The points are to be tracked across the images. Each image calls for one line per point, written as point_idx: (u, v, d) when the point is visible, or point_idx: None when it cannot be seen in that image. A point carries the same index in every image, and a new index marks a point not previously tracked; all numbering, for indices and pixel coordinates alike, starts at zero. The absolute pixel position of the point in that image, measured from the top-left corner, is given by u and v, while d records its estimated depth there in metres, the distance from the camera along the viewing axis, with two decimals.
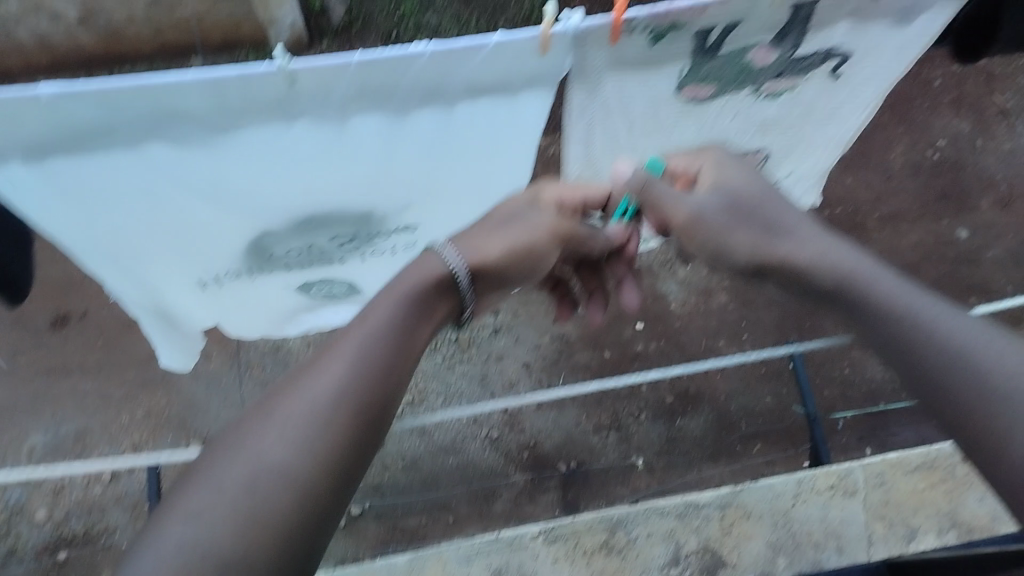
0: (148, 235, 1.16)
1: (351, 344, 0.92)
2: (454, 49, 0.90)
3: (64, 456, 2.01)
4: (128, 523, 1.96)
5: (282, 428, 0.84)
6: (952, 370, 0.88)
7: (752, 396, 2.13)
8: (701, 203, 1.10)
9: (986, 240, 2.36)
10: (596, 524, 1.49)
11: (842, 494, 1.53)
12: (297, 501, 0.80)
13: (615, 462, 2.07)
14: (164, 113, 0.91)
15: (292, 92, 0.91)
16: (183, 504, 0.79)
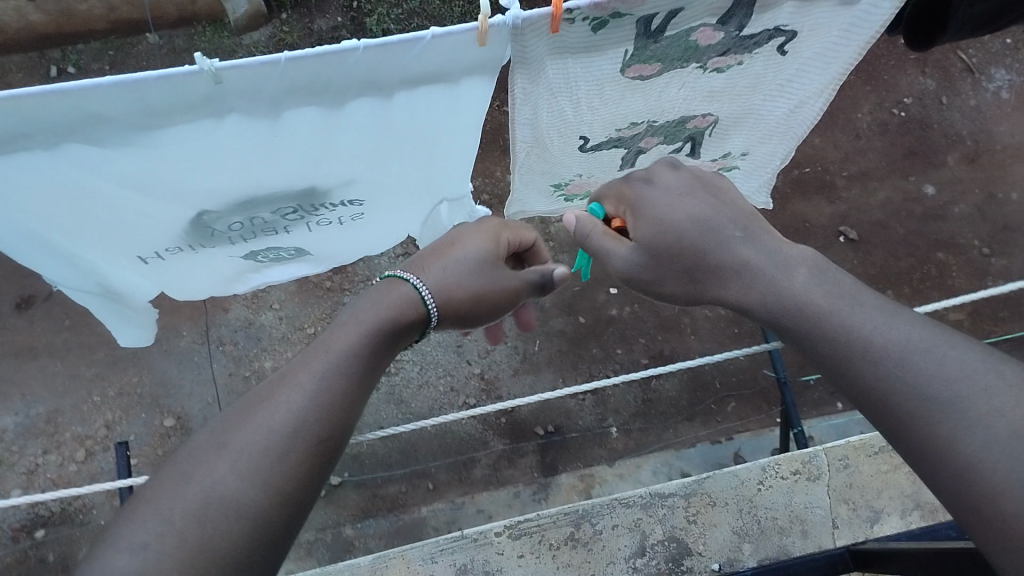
0: (83, 228, 1.11)
1: (308, 366, 0.87)
2: (389, 42, 0.89)
3: (36, 437, 1.99)
4: (104, 502, 1.97)
5: (236, 456, 0.78)
6: (878, 375, 0.78)
7: (724, 355, 2.17)
8: (629, 254, 1.02)
9: (952, 196, 2.38)
10: (562, 518, 1.42)
11: (806, 479, 1.47)
12: (248, 533, 0.75)
13: (592, 426, 2.09)
14: (86, 118, 0.88)
15: (219, 91, 0.90)
16: (121, 539, 0.72)
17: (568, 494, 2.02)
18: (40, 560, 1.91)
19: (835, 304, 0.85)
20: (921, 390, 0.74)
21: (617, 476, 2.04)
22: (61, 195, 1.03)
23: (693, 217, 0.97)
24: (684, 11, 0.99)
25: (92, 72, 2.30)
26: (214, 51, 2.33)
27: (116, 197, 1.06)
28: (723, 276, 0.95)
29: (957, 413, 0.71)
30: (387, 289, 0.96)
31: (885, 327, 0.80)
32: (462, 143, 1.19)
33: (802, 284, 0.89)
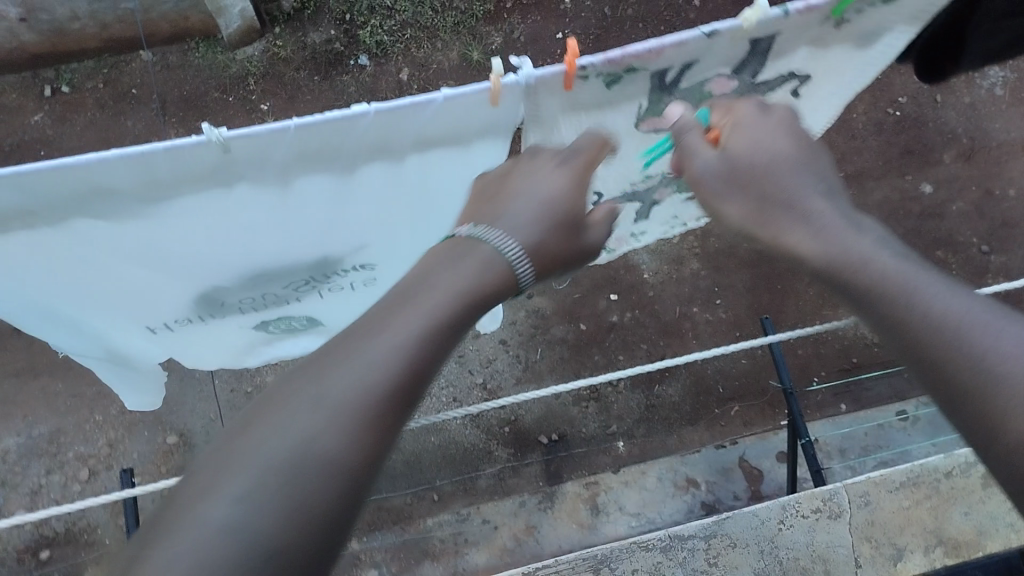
0: (97, 298, 1.15)
1: (408, 317, 0.71)
2: (399, 107, 0.92)
3: (40, 457, 1.99)
4: (109, 521, 1.95)
5: (328, 413, 0.64)
6: (935, 342, 0.69)
7: (726, 359, 2.16)
8: (708, 161, 0.88)
9: (949, 194, 2.39)
10: (580, 564, 1.42)
11: (828, 517, 1.45)
12: (344, 502, 0.62)
13: (596, 434, 2.08)
14: (97, 190, 0.92)
15: (224, 161, 0.93)
16: (214, 487, 0.60)
17: (572, 502, 2.00)
18: None
19: (905, 267, 0.74)
20: (980, 364, 0.65)
21: (622, 484, 2.04)
22: (76, 267, 1.06)
23: (783, 155, 0.85)
24: (698, 64, 1.04)
25: (87, 91, 2.31)
26: (208, 67, 2.34)
27: (130, 268, 1.10)
28: (788, 220, 0.82)
29: (1011, 389, 0.63)
30: (468, 249, 0.78)
31: (952, 296, 0.71)
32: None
33: (870, 244, 0.77)
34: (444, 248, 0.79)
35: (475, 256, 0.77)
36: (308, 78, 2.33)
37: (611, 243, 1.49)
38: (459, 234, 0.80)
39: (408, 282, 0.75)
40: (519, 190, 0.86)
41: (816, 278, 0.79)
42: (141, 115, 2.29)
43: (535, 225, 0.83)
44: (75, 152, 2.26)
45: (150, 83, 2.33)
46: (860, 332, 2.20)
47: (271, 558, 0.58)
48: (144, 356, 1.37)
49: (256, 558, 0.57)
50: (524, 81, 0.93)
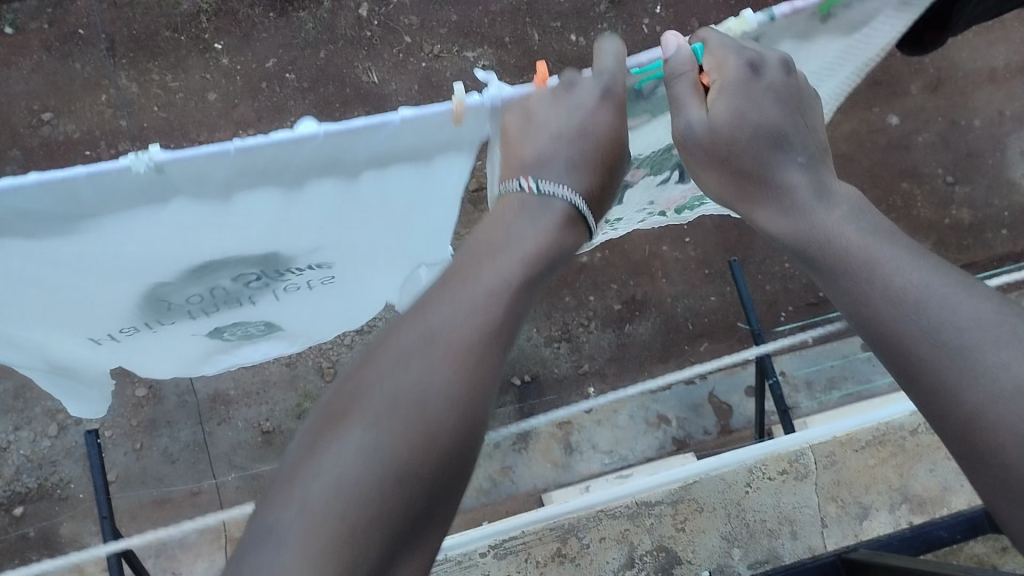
0: (27, 311, 1.09)
1: (495, 271, 0.84)
2: (351, 128, 0.88)
3: (4, 415, 1.94)
4: (82, 475, 1.95)
5: (436, 352, 0.75)
6: (893, 313, 0.73)
7: (696, 297, 2.17)
8: (692, 121, 0.90)
9: (916, 125, 2.39)
10: (547, 535, 1.43)
11: (794, 478, 1.49)
12: (460, 424, 0.71)
13: (569, 372, 2.10)
14: (14, 214, 0.85)
15: (162, 180, 0.87)
16: (351, 416, 0.70)
17: (546, 441, 2.03)
18: (20, 536, 1.91)
19: (878, 243, 0.80)
20: (938, 340, 0.69)
21: (594, 422, 2.06)
22: (1, 284, 0.99)
23: (766, 127, 0.88)
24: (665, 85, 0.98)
25: (31, 32, 2.20)
26: (156, 5, 2.23)
27: (62, 283, 1.03)
28: (766, 191, 0.90)
29: (963, 363, 0.67)
30: (544, 206, 0.90)
31: (921, 266, 0.75)
32: (438, 213, 1.17)
33: (837, 217, 0.84)
34: (513, 203, 0.91)
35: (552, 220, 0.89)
36: (264, 15, 2.25)
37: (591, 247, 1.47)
38: (529, 190, 0.90)
39: (489, 235, 0.88)
40: (571, 124, 0.90)
41: (790, 251, 0.88)
42: (90, 57, 2.20)
43: (592, 174, 0.93)
44: (23, 97, 2.16)
45: (95, 22, 2.22)
46: None
47: (403, 477, 0.66)
48: (89, 360, 1.31)
49: (391, 476, 0.66)
50: (489, 102, 0.89)
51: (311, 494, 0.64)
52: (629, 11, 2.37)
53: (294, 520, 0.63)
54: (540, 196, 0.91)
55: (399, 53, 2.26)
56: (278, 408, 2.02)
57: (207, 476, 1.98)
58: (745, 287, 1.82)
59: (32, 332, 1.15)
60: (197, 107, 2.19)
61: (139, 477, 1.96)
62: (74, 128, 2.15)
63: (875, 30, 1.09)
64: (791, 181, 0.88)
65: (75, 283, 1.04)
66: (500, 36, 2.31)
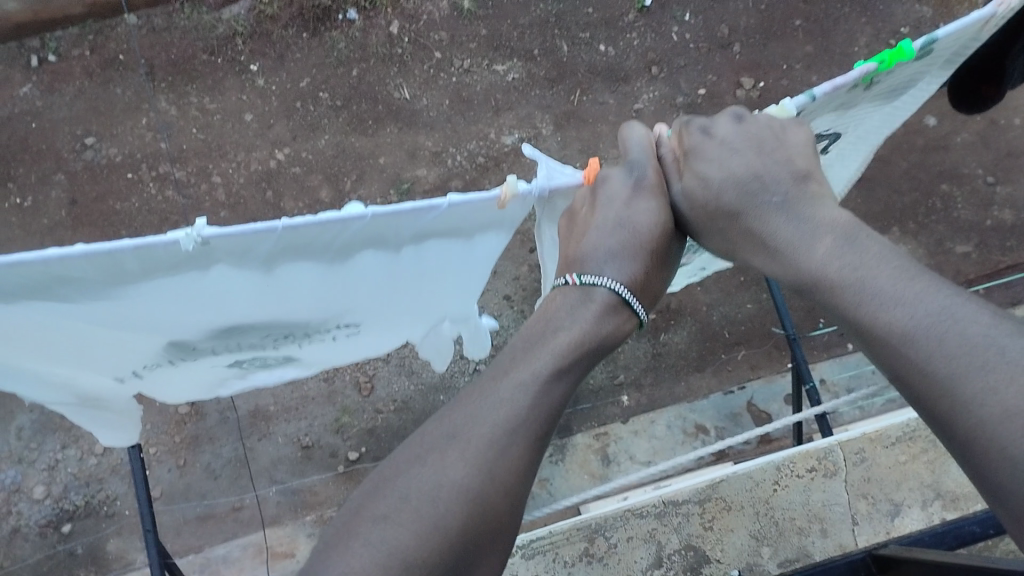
0: (52, 354, 1.07)
1: (528, 366, 0.85)
2: (401, 210, 0.89)
3: (55, 431, 1.99)
4: (127, 490, 1.99)
5: (462, 450, 0.77)
6: (889, 349, 0.71)
7: (732, 305, 2.15)
8: (677, 196, 0.98)
9: (955, 125, 2.34)
10: (575, 533, 1.42)
11: (823, 475, 1.48)
12: (474, 514, 0.73)
13: (604, 383, 2.09)
14: (55, 281, 0.84)
15: (205, 251, 0.86)
16: (364, 514, 0.72)
17: (583, 453, 2.03)
18: (69, 553, 1.95)
19: (868, 275, 0.77)
20: (924, 370, 0.67)
21: (632, 432, 2.06)
22: (30, 331, 0.97)
23: (731, 177, 0.93)
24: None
25: (74, 60, 2.26)
26: (194, 28, 2.28)
27: (91, 333, 1.02)
28: (753, 240, 0.91)
29: (954, 392, 0.64)
30: (587, 296, 0.92)
31: (909, 296, 0.72)
32: (466, 271, 1.18)
33: (823, 254, 0.82)
34: (558, 296, 0.93)
35: (593, 310, 0.91)
36: (297, 35, 2.29)
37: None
38: (573, 283, 0.93)
39: (530, 331, 0.91)
40: (608, 216, 0.95)
41: (799, 285, 0.85)
42: (130, 83, 2.25)
43: (637, 259, 0.94)
44: (68, 122, 2.23)
45: (134, 48, 2.28)
46: None
47: (408, 563, 0.68)
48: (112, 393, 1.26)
49: (396, 565, 0.67)
50: (537, 190, 0.94)
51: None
52: (657, 20, 2.37)
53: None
54: (582, 287, 0.92)
55: (430, 69, 2.29)
56: (318, 422, 2.04)
57: (249, 490, 2.01)
58: (781, 297, 1.77)
59: (56, 373, 1.13)
60: (234, 128, 2.23)
61: (182, 493, 1.99)
62: (116, 152, 2.21)
63: (916, 93, 1.21)
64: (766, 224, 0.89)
65: (106, 333, 1.03)
66: (529, 49, 2.33)
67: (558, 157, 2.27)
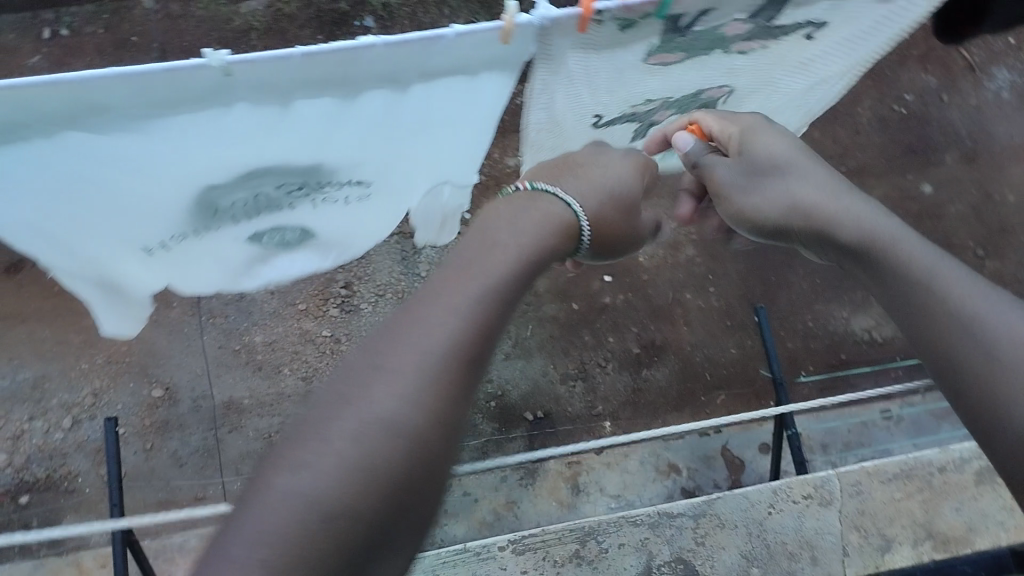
0: (83, 222, 1.02)
1: (458, 289, 0.85)
2: (408, 41, 0.87)
3: (24, 402, 1.98)
4: (91, 469, 1.95)
5: (391, 378, 0.77)
6: (957, 333, 0.84)
7: (717, 347, 2.18)
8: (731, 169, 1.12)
9: (949, 195, 2.37)
10: (568, 535, 1.51)
11: (818, 504, 1.57)
12: (409, 453, 0.74)
13: (581, 411, 2.08)
14: (82, 109, 0.83)
15: (228, 84, 0.85)
16: (283, 462, 0.71)
17: (553, 479, 2.00)
18: (23, 525, 1.90)
19: (937, 276, 0.91)
20: (992, 357, 0.80)
21: (604, 464, 2.05)
22: (39, 188, 0.94)
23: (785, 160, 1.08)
24: (715, 13, 0.99)
25: (86, 36, 2.25)
26: (209, 19, 2.29)
27: (119, 186, 0.98)
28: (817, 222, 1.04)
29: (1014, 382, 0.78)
30: (535, 206, 0.99)
31: (968, 299, 0.87)
32: (466, 112, 1.09)
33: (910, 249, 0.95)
34: (501, 216, 0.98)
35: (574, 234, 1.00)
36: (311, 36, 2.30)
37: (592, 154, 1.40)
38: (524, 188, 1.02)
39: (469, 249, 0.92)
40: (591, 158, 1.11)
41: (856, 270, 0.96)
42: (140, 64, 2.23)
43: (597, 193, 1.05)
44: None
45: (150, 31, 2.27)
46: (850, 327, 2.23)
47: (328, 515, 0.68)
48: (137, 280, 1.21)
49: (315, 517, 0.67)
50: (538, 22, 0.89)
51: (234, 545, 0.64)
52: None
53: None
54: (533, 192, 1.02)
55: None
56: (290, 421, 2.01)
57: (213, 480, 1.97)
58: (768, 329, 1.83)
59: (77, 241, 1.06)
60: None
61: (145, 476, 1.96)
62: None
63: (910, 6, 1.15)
64: (824, 210, 1.03)
65: (129, 181, 0.98)
66: None
67: None
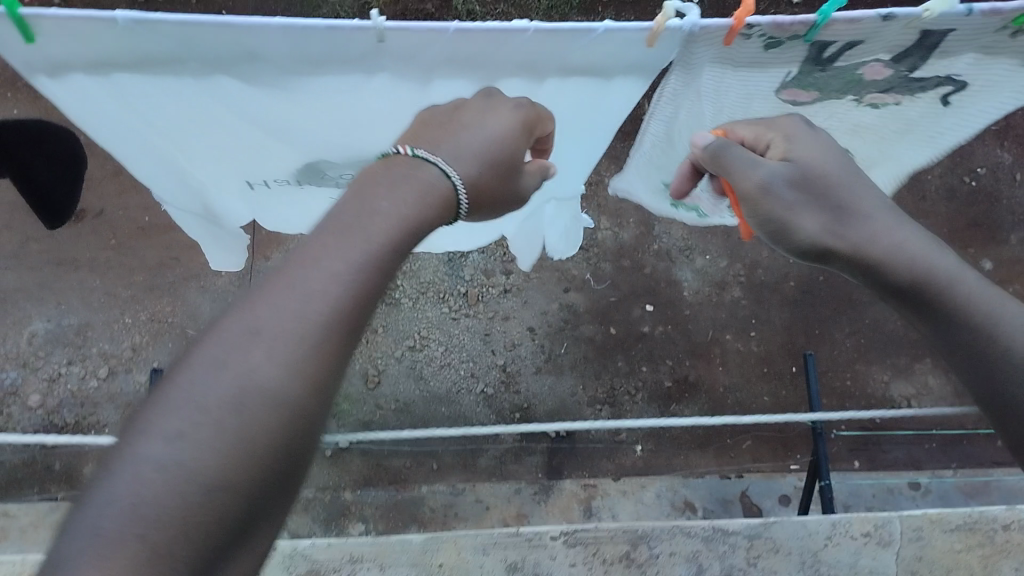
0: (199, 145, 1.14)
1: (340, 249, 0.81)
2: (560, 31, 0.89)
3: (65, 347, 2.04)
4: (118, 422, 1.99)
5: (270, 343, 0.76)
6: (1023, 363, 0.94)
7: (750, 392, 2.14)
8: (774, 172, 0.96)
9: (1008, 275, 2.32)
10: (619, 535, 1.43)
11: (876, 543, 1.43)
12: (286, 423, 0.75)
13: (603, 436, 2.07)
14: (243, 55, 0.92)
15: (380, 50, 0.92)
16: (149, 427, 0.71)
17: (568, 500, 1.98)
18: (46, 467, 1.96)
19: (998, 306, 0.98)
20: None
21: (621, 493, 2.01)
22: (164, 117, 1.06)
23: (819, 164, 0.97)
24: (863, 44, 0.93)
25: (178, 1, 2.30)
26: None
27: (240, 126, 1.10)
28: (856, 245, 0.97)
29: None
30: (411, 172, 0.88)
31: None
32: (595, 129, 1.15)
33: (950, 262, 0.99)
34: (391, 167, 0.88)
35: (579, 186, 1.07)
36: None
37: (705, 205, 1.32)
38: (404, 154, 0.89)
39: (345, 206, 0.85)
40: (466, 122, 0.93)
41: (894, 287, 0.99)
42: None
43: (474, 164, 0.91)
44: None
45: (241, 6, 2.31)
46: (890, 394, 2.18)
47: (212, 487, 0.70)
48: (230, 213, 1.35)
49: (197, 489, 0.69)
50: (687, 28, 0.88)
51: (103, 516, 0.66)
52: None
53: (78, 554, 0.65)
54: (413, 159, 0.89)
55: None
56: None
57: None
58: (813, 380, 1.82)
59: (190, 165, 1.19)
60: None
61: None
62: None
63: None
64: (880, 237, 0.97)
65: (255, 130, 1.11)
66: None
67: (615, 207, 2.21)
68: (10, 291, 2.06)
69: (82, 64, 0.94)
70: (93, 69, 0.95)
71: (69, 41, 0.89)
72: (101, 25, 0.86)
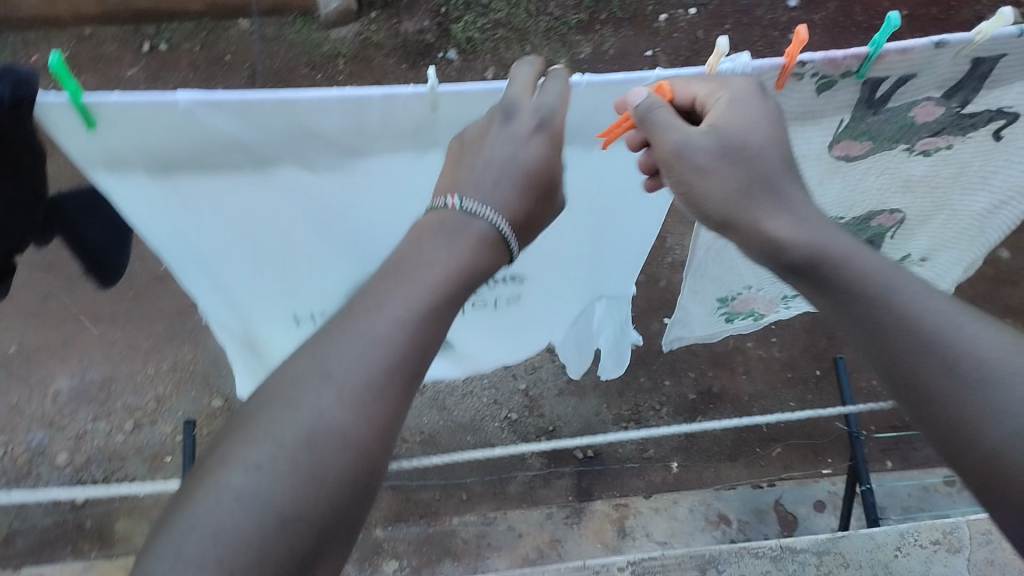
0: (249, 262, 1.16)
1: (402, 296, 0.82)
2: (615, 80, 0.91)
3: (88, 403, 2.04)
4: (146, 474, 1.97)
5: (339, 388, 0.75)
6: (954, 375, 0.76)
7: (775, 399, 2.12)
8: (690, 138, 0.89)
9: None
10: (686, 561, 1.45)
11: (947, 550, 1.45)
12: (354, 462, 0.74)
13: (633, 455, 2.08)
14: (303, 131, 0.93)
15: (432, 118, 0.94)
16: (228, 461, 0.70)
17: (599, 522, 1.95)
18: (77, 525, 1.97)
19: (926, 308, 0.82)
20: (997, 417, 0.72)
21: (652, 510, 1.98)
22: (214, 223, 1.07)
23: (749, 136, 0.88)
24: (916, 78, 0.97)
25: (183, 52, 2.35)
26: (301, 44, 2.38)
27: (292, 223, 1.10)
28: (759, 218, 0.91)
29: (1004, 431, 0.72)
30: (462, 225, 0.85)
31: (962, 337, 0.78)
32: (636, 211, 1.18)
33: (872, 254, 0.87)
34: (434, 221, 0.86)
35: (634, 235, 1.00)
36: (397, 65, 2.35)
37: (758, 304, 1.50)
38: (452, 207, 0.86)
39: (401, 256, 0.85)
40: (495, 150, 0.88)
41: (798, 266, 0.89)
42: (230, 82, 2.32)
43: (521, 197, 0.88)
44: None
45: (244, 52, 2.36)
46: None
47: (284, 521, 0.68)
48: (271, 340, 1.38)
49: (271, 522, 0.67)
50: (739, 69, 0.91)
51: (187, 540, 0.65)
52: None
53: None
54: (462, 214, 0.86)
55: None
56: None
57: None
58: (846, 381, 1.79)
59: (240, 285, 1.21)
60: None
61: None
62: None
63: None
64: (792, 228, 0.89)
65: (306, 228, 1.12)
66: None
67: None
68: (35, 349, 2.09)
69: (143, 163, 0.95)
70: (154, 168, 0.96)
71: (126, 129, 0.89)
72: (164, 111, 0.87)
